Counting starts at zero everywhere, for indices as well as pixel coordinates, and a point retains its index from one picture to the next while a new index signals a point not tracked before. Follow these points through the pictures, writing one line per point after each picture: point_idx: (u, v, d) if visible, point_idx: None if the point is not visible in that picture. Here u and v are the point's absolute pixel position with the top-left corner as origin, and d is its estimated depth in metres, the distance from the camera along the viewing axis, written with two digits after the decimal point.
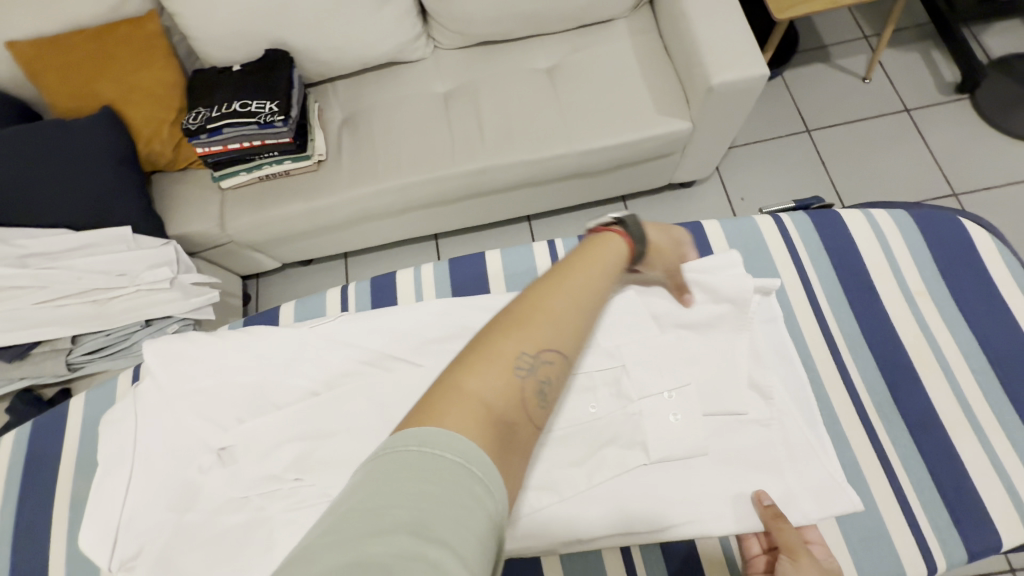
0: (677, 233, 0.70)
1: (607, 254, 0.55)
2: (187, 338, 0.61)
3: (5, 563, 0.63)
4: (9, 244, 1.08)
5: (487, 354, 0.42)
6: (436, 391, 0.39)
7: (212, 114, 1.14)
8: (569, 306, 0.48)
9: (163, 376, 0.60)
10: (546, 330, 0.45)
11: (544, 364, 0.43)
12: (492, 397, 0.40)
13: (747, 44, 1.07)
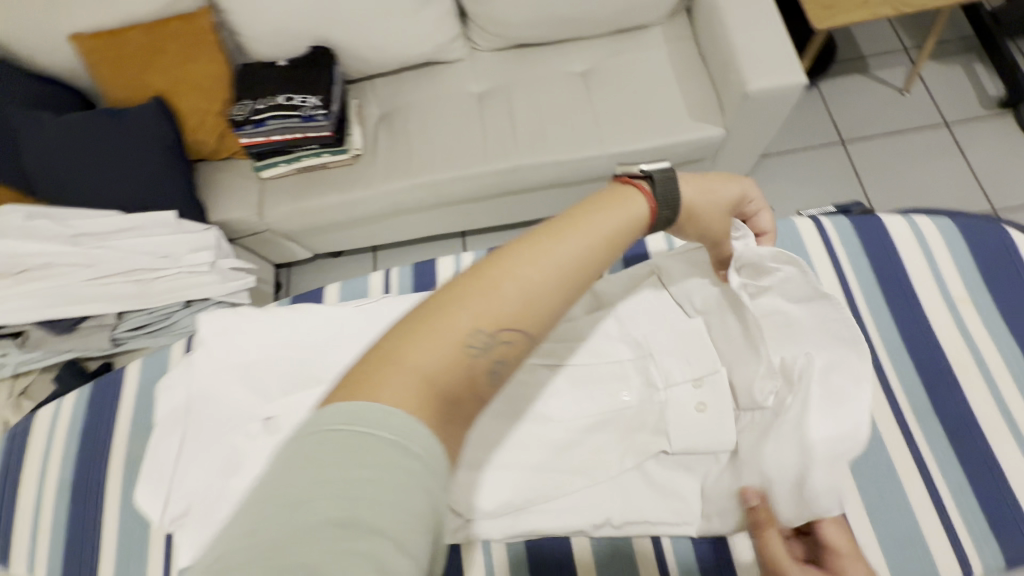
0: (734, 189, 0.61)
1: (604, 223, 0.49)
2: (236, 311, 0.64)
3: (55, 520, 0.67)
4: (61, 223, 1.13)
5: (434, 323, 0.40)
6: (378, 358, 0.38)
7: (257, 106, 1.19)
8: (541, 278, 0.43)
9: (215, 346, 0.63)
10: (510, 308, 0.41)
11: (498, 339, 0.41)
12: (436, 373, 0.38)
13: (785, 52, 1.07)
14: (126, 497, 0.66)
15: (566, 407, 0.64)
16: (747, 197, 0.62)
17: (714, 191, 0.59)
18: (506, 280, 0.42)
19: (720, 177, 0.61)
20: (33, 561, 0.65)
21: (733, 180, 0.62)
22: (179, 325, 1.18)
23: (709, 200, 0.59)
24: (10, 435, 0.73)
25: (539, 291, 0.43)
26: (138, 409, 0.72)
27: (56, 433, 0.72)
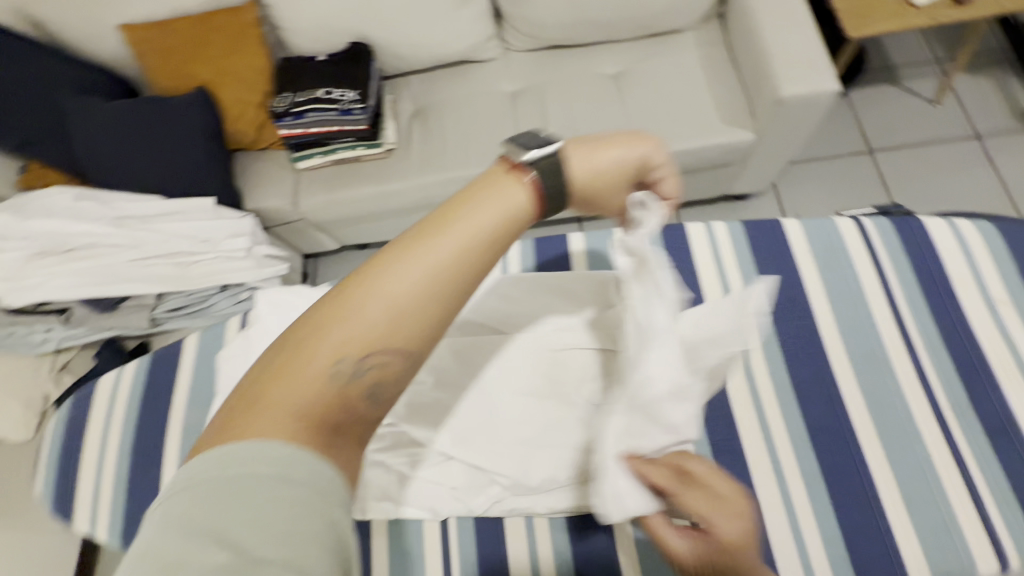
0: (635, 155, 0.51)
1: (494, 214, 0.42)
2: (289, 288, 0.70)
3: (110, 485, 0.70)
4: (108, 205, 1.17)
5: (301, 354, 0.36)
6: (241, 404, 0.35)
7: (297, 99, 1.23)
8: (419, 288, 0.38)
9: (270, 319, 0.68)
10: (381, 329, 0.37)
11: (378, 358, 0.37)
12: (306, 409, 0.35)
13: (820, 59, 1.08)
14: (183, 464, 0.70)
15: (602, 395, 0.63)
16: (649, 168, 0.52)
17: (608, 161, 0.50)
18: (381, 297, 0.37)
19: (615, 139, 0.51)
20: (96, 522, 0.69)
21: (634, 142, 0.51)
22: (216, 309, 1.21)
23: (597, 171, 0.50)
24: (71, 402, 0.77)
25: (419, 299, 0.38)
26: (192, 383, 0.75)
27: (115, 403, 0.75)
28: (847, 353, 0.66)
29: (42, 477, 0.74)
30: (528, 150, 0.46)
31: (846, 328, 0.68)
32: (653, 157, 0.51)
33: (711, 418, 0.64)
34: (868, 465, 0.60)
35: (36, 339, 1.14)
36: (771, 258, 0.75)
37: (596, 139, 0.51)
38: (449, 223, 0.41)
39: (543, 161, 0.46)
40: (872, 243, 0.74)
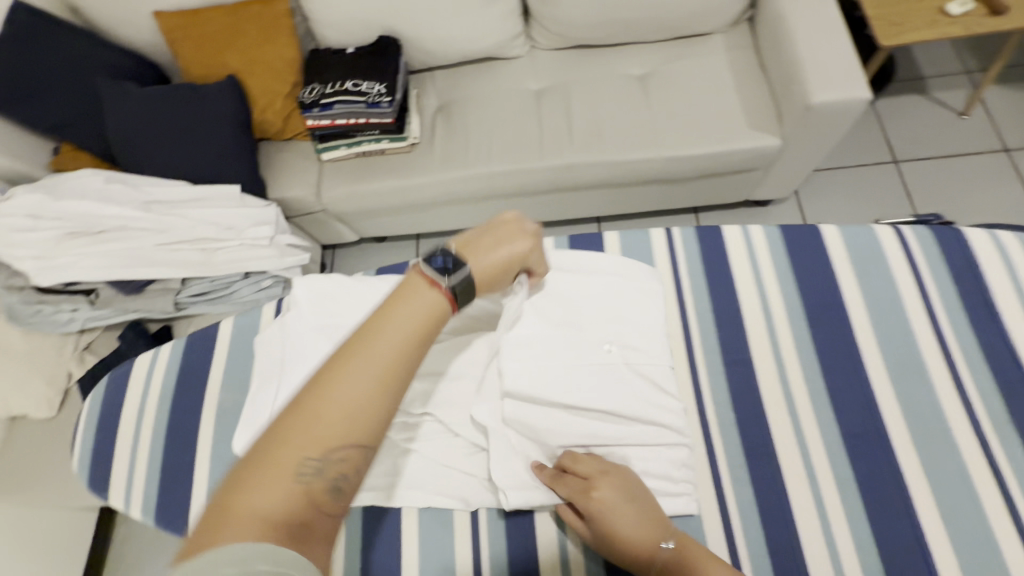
0: (519, 228, 0.58)
1: (427, 312, 0.48)
2: (326, 277, 0.72)
3: (141, 464, 0.71)
4: (138, 190, 1.19)
5: (264, 461, 0.39)
6: (206, 519, 0.37)
7: (325, 91, 1.24)
8: (376, 383, 0.43)
9: (308, 308, 0.70)
10: (342, 424, 0.41)
11: (342, 453, 0.41)
12: (278, 510, 0.38)
13: (852, 67, 1.07)
14: (214, 447, 0.71)
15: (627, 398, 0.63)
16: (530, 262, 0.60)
17: (506, 241, 0.57)
18: (338, 401, 0.42)
19: (494, 221, 0.58)
20: (129, 500, 0.70)
21: (505, 219, 0.59)
22: (239, 295, 1.23)
23: (499, 258, 0.56)
24: (107, 381, 0.79)
25: (374, 396, 0.43)
26: (227, 366, 0.76)
27: (150, 384, 0.77)
28: (885, 363, 0.66)
29: (76, 454, 0.75)
30: (448, 273, 0.50)
31: (883, 338, 0.68)
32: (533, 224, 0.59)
33: (745, 422, 0.64)
34: (905, 476, 0.59)
35: (61, 318, 1.16)
36: (811, 263, 0.74)
37: (480, 230, 0.58)
38: (393, 323, 0.46)
39: (449, 263, 0.52)
40: (912, 253, 0.73)
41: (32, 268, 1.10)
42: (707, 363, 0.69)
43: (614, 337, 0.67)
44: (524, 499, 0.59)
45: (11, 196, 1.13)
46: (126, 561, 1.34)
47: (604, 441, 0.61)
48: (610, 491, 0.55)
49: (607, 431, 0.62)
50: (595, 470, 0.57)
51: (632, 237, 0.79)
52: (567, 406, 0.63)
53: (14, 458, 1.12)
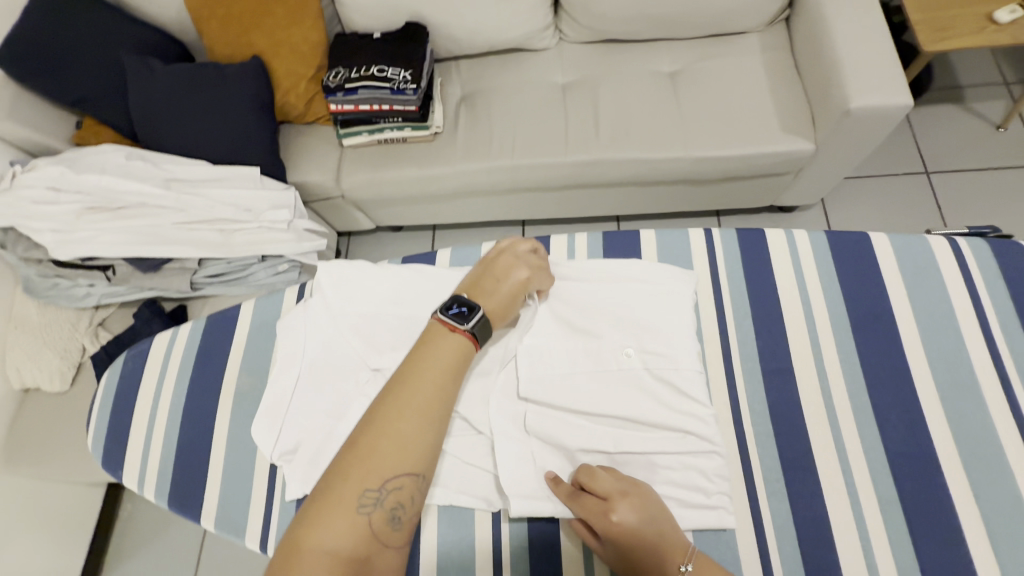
0: (516, 257, 0.63)
1: (453, 353, 0.55)
2: (353, 263, 0.70)
3: (157, 444, 0.71)
4: (159, 167, 1.18)
5: (325, 503, 0.47)
6: (285, 554, 0.46)
7: (350, 75, 1.22)
8: (411, 427, 0.50)
9: (333, 295, 0.69)
10: (387, 464, 0.49)
11: (390, 490, 0.48)
12: (342, 544, 0.46)
13: (894, 73, 1.03)
14: (234, 430, 0.70)
15: (654, 404, 0.60)
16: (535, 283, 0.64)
17: (509, 270, 0.62)
18: (382, 447, 0.49)
19: (492, 255, 0.64)
20: (144, 481, 0.69)
21: (500, 250, 0.65)
22: (254, 278, 1.22)
23: (507, 288, 0.61)
24: (125, 358, 0.78)
25: (411, 438, 0.50)
26: (250, 349, 0.75)
27: (169, 364, 0.76)
28: (932, 379, 0.63)
29: (92, 430, 0.74)
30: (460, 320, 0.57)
31: (931, 354, 0.65)
32: (527, 248, 0.65)
33: (782, 433, 0.62)
34: (950, 499, 0.57)
35: (78, 293, 1.15)
36: (857, 272, 0.71)
37: (481, 269, 0.63)
38: (422, 369, 0.53)
39: (464, 309, 0.57)
40: (963, 266, 0.70)
41: (51, 241, 1.09)
42: (744, 371, 0.67)
43: (635, 341, 0.64)
44: (533, 508, 0.57)
45: (34, 167, 1.13)
46: (131, 540, 1.34)
47: (629, 450, 0.59)
48: (630, 514, 0.52)
49: (625, 439, 0.59)
50: (616, 488, 0.54)
51: (669, 238, 0.77)
52: (584, 412, 0.61)
53: (27, 431, 1.12)
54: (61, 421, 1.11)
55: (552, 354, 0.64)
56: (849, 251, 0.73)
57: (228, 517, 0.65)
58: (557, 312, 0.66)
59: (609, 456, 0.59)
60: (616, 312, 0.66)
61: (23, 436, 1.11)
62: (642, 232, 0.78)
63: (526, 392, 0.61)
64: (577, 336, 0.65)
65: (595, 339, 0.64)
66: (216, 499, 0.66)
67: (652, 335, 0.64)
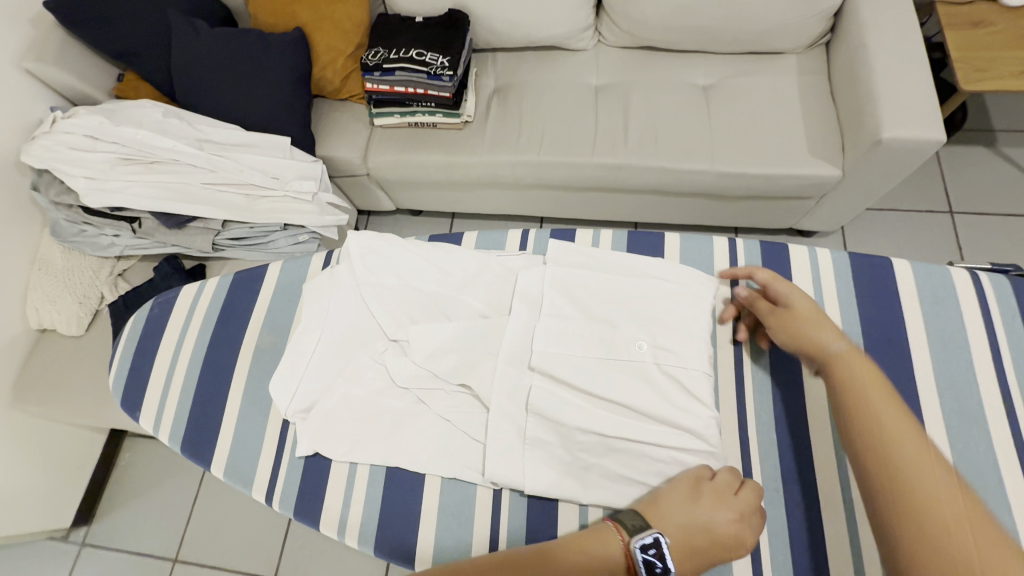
0: (732, 505, 0.53)
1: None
2: (384, 236, 0.73)
3: (172, 393, 0.73)
4: (194, 127, 1.19)
5: None
6: None
7: (389, 56, 1.23)
8: None
9: (362, 263, 0.72)
10: None
11: None
12: None
13: (930, 107, 1.03)
14: (251, 386, 0.72)
15: (655, 399, 0.60)
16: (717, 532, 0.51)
17: (718, 503, 0.52)
18: None
19: (702, 482, 0.54)
20: (159, 425, 0.71)
21: (703, 478, 0.55)
22: (275, 245, 1.24)
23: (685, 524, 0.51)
24: (151, 306, 0.80)
25: None
26: (272, 310, 0.77)
27: (193, 316, 0.78)
28: (942, 410, 0.64)
29: (113, 372, 0.76)
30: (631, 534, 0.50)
31: (943, 384, 0.65)
32: (747, 499, 0.54)
33: (787, 445, 0.64)
34: None
35: (103, 242, 1.18)
36: (878, 296, 0.72)
37: (689, 491, 0.53)
38: None
39: (661, 555, 0.48)
40: (984, 302, 0.70)
41: (83, 187, 1.11)
42: (753, 385, 0.69)
43: (649, 336, 0.63)
44: (515, 479, 0.59)
45: (73, 114, 1.14)
46: (127, 488, 1.37)
47: (624, 436, 0.58)
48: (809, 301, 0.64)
49: (624, 426, 0.59)
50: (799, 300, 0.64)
51: (691, 246, 0.78)
52: (584, 393, 0.61)
53: (38, 371, 1.14)
54: (75, 365, 1.13)
55: (562, 337, 0.64)
56: (871, 277, 0.74)
57: (238, 468, 0.67)
58: (573, 297, 0.67)
59: (604, 439, 0.59)
60: (633, 305, 0.66)
61: (36, 374, 1.13)
62: (666, 234, 0.79)
63: (534, 365, 0.62)
64: (591, 319, 0.65)
65: (608, 328, 0.64)
66: (228, 449, 0.68)
67: (668, 332, 0.63)
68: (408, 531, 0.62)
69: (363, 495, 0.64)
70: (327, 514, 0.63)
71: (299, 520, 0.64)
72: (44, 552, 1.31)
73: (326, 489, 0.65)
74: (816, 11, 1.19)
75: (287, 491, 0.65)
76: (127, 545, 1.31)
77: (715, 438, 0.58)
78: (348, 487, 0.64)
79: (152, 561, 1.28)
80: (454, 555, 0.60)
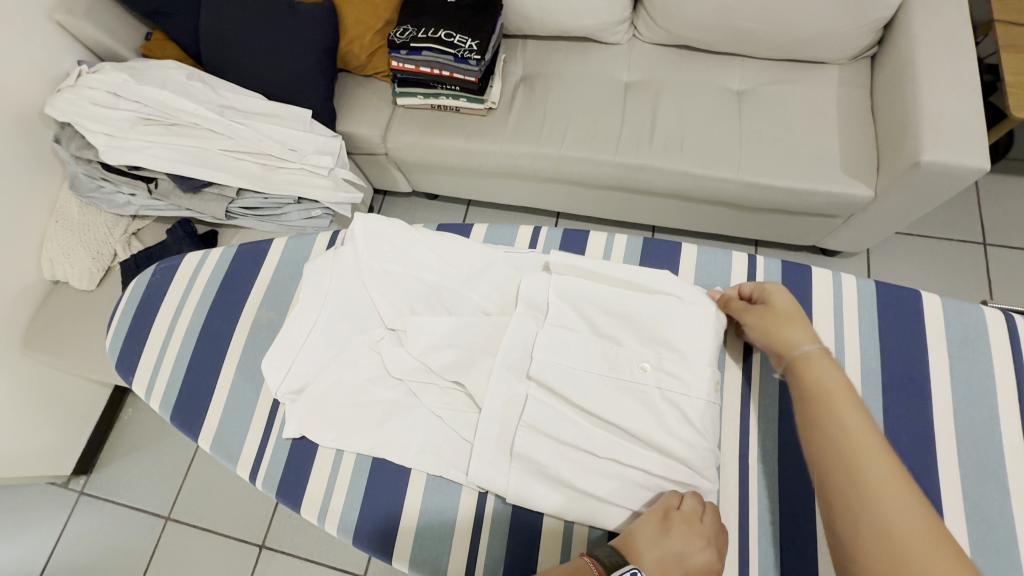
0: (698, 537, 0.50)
1: None
2: (391, 222, 0.71)
3: (169, 359, 0.73)
4: (214, 92, 1.17)
5: None
6: None
7: (417, 34, 1.20)
8: None
9: (366, 246, 0.70)
10: None
11: None
12: None
13: (978, 133, 0.97)
14: (246, 361, 0.71)
15: (652, 426, 0.57)
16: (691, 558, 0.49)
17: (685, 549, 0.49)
18: None
19: (648, 544, 0.50)
20: (154, 389, 0.72)
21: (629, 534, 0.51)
22: (288, 218, 1.23)
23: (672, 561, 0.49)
24: (154, 270, 0.79)
25: None
26: (273, 286, 0.76)
27: (195, 283, 0.77)
28: (959, 457, 0.61)
29: (112, 332, 0.76)
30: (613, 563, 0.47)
31: (963, 429, 0.62)
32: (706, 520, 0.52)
33: (788, 476, 0.62)
34: None
35: (119, 200, 1.18)
36: (901, 330, 0.69)
37: (659, 525, 0.51)
38: None
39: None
40: (1015, 346, 0.66)
41: (102, 143, 1.11)
42: (758, 409, 0.66)
43: (654, 356, 0.61)
44: (499, 486, 0.58)
45: (98, 70, 1.14)
46: (127, 443, 1.39)
47: (613, 457, 0.57)
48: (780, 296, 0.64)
49: (614, 448, 0.57)
50: (782, 299, 0.63)
51: (708, 259, 0.75)
52: (579, 407, 0.60)
53: (46, 322, 1.15)
54: (82, 320, 1.14)
55: (565, 346, 0.62)
56: (896, 309, 0.70)
57: (228, 440, 0.67)
58: (580, 307, 0.64)
59: (595, 457, 0.57)
60: (640, 321, 0.62)
61: (45, 325, 1.15)
62: (683, 244, 0.76)
63: (532, 374, 0.61)
64: (594, 328, 0.64)
65: (611, 344, 0.62)
66: (220, 421, 0.68)
67: (675, 357, 0.60)
68: (391, 525, 0.61)
69: (347, 482, 0.63)
70: (310, 498, 0.63)
71: (282, 501, 0.64)
72: (43, 497, 1.35)
73: (311, 472, 0.64)
74: (866, 22, 1.13)
75: (271, 470, 0.65)
76: (122, 498, 1.33)
77: (707, 469, 0.56)
78: (334, 474, 0.64)
79: (146, 517, 1.31)
80: (434, 553, 0.60)
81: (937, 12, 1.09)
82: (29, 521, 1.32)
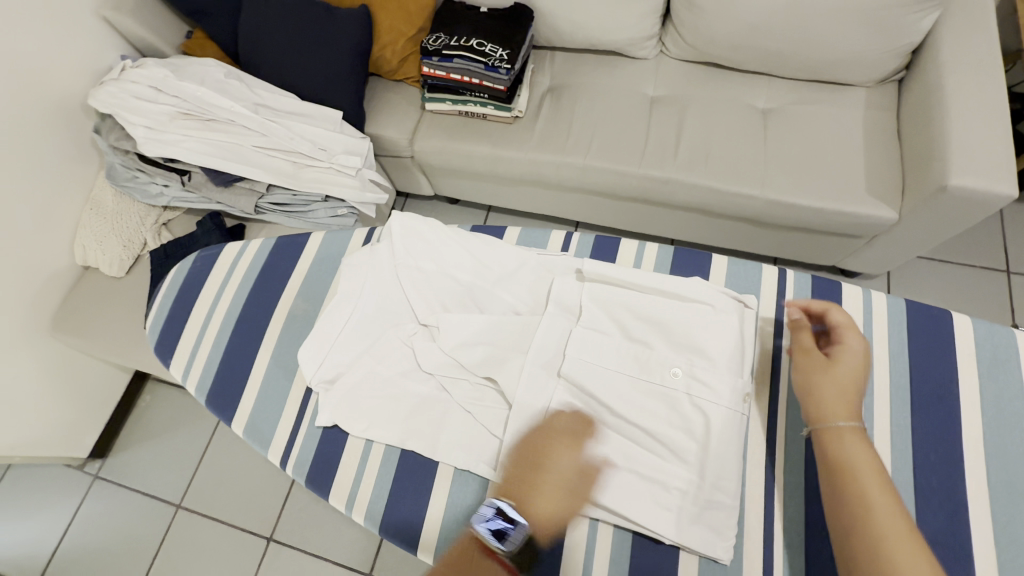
0: (552, 442, 0.59)
1: None
2: (428, 221, 0.73)
3: (202, 347, 0.75)
4: (251, 90, 1.21)
5: None
6: None
7: (449, 42, 1.24)
8: None
9: (402, 243, 0.72)
10: None
11: None
12: None
13: (1006, 158, 0.97)
14: (278, 351, 0.73)
15: (680, 431, 0.58)
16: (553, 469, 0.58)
17: (555, 459, 0.58)
18: None
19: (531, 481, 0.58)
20: (189, 373, 0.74)
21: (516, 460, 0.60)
22: (315, 215, 1.26)
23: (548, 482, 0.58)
24: (193, 259, 0.82)
25: None
26: (308, 279, 0.78)
27: (231, 273, 0.79)
28: (988, 481, 0.61)
29: (151, 317, 0.79)
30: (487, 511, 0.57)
31: (992, 453, 0.62)
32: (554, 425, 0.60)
33: (815, 489, 0.62)
34: None
35: (153, 190, 1.22)
36: (929, 351, 0.68)
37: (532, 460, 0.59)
38: None
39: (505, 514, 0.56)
40: None
41: (141, 135, 1.15)
42: (786, 422, 0.66)
43: (684, 363, 0.61)
44: None
45: (141, 66, 1.18)
46: (145, 429, 1.41)
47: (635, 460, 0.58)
48: (856, 341, 0.62)
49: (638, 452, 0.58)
50: (853, 341, 0.61)
51: (735, 273, 0.76)
52: (608, 409, 0.60)
53: (75, 306, 1.18)
54: (111, 306, 1.17)
55: (597, 349, 0.63)
56: (925, 330, 0.70)
57: (258, 427, 0.69)
58: (612, 310, 0.66)
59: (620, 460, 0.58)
60: (670, 328, 0.63)
61: (74, 308, 1.18)
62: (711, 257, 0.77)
63: (562, 373, 0.62)
64: (623, 334, 0.64)
65: (640, 348, 0.63)
66: (252, 408, 0.70)
67: (707, 364, 0.60)
68: (415, 518, 0.62)
69: (375, 474, 0.64)
70: (337, 487, 0.64)
71: (309, 488, 0.65)
72: (59, 478, 1.37)
73: (339, 462, 0.65)
74: (894, 47, 1.14)
75: (301, 457, 0.66)
76: (136, 483, 1.36)
77: (734, 478, 0.56)
78: (361, 465, 0.65)
79: (158, 504, 1.33)
80: None
81: (967, 39, 1.10)
82: (45, 502, 1.35)
